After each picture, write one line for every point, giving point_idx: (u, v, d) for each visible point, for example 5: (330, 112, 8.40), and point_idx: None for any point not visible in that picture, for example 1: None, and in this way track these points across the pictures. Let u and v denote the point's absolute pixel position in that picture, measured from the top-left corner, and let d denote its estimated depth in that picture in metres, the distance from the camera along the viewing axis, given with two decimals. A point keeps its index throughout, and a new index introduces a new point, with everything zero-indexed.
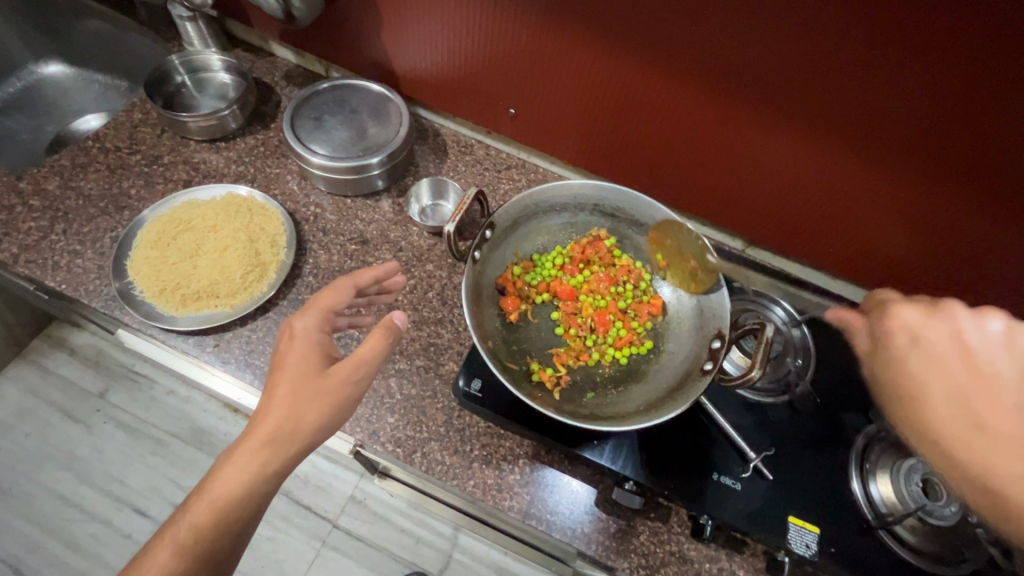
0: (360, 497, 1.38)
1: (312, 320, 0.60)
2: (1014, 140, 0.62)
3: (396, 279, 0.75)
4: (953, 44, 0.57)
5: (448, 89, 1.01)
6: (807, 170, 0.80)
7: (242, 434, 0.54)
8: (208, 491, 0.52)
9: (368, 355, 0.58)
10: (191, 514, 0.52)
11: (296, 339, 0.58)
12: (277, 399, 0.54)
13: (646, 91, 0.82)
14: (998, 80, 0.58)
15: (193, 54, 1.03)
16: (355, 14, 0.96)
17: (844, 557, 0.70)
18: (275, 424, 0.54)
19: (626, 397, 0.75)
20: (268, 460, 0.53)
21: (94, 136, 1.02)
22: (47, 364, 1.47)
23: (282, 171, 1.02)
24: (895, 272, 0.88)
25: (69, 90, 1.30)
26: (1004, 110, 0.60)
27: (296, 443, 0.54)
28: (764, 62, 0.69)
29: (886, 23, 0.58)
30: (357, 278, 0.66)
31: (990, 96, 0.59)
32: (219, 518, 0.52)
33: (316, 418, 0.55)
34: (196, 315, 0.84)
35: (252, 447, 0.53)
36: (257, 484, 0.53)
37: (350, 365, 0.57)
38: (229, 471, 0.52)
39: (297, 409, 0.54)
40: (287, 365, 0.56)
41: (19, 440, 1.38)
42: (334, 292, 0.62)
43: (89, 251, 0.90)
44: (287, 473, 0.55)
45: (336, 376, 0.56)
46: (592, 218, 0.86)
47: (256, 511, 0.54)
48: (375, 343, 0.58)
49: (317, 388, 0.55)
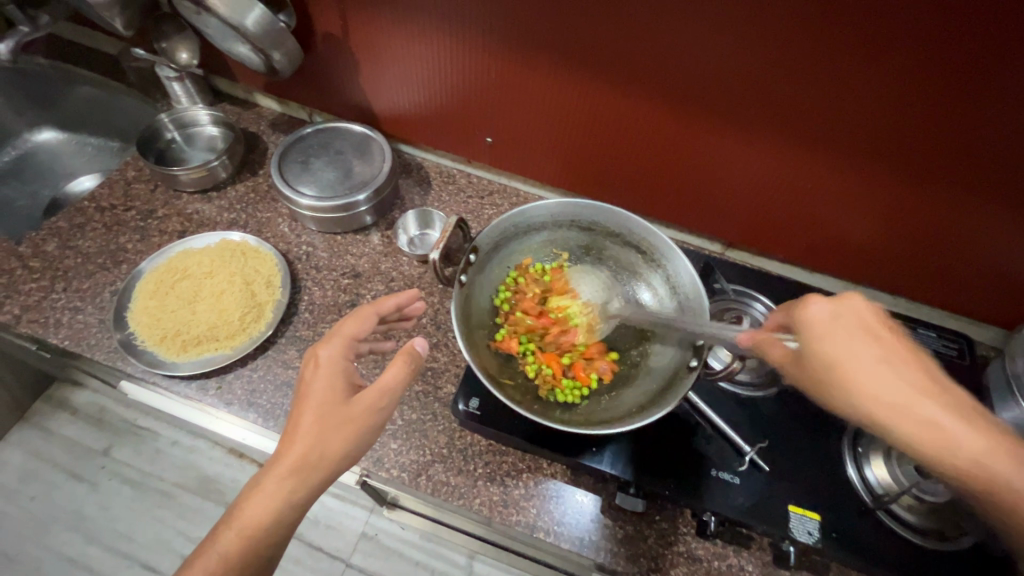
0: (372, 533, 1.38)
1: (336, 349, 0.62)
2: (975, 123, 0.66)
3: (416, 304, 0.76)
4: (916, 32, 0.60)
5: (427, 124, 1.06)
6: (769, 168, 0.84)
7: (269, 462, 0.56)
8: (237, 518, 0.53)
9: (392, 382, 0.60)
10: (220, 543, 0.53)
11: (320, 367, 0.60)
12: (304, 427, 0.56)
13: (609, 107, 0.86)
14: (956, 63, 0.61)
15: (182, 111, 1.08)
16: (333, 59, 1.01)
17: (846, 541, 0.71)
18: (302, 452, 0.55)
19: (619, 403, 0.77)
20: (295, 489, 0.54)
21: (89, 196, 1.06)
22: (50, 425, 1.48)
23: (273, 215, 1.06)
24: (867, 258, 0.92)
25: (63, 155, 1.34)
26: (963, 91, 0.64)
27: (322, 471, 0.56)
28: (713, 70, 0.74)
29: (846, 20, 0.62)
30: (380, 306, 0.68)
31: (953, 80, 0.63)
32: (246, 546, 0.53)
33: (340, 446, 0.56)
34: (198, 359, 0.86)
35: (279, 474, 0.54)
36: (285, 508, 0.54)
37: (374, 393, 0.59)
38: (255, 500, 0.53)
39: (323, 437, 0.56)
40: (312, 394, 0.58)
41: (26, 505, 1.38)
42: (356, 321, 0.65)
43: (90, 306, 0.92)
44: (311, 501, 0.56)
45: (361, 405, 0.58)
46: (570, 234, 0.89)
47: (280, 542, 0.55)
48: (398, 370, 0.60)
49: (342, 416, 0.57)
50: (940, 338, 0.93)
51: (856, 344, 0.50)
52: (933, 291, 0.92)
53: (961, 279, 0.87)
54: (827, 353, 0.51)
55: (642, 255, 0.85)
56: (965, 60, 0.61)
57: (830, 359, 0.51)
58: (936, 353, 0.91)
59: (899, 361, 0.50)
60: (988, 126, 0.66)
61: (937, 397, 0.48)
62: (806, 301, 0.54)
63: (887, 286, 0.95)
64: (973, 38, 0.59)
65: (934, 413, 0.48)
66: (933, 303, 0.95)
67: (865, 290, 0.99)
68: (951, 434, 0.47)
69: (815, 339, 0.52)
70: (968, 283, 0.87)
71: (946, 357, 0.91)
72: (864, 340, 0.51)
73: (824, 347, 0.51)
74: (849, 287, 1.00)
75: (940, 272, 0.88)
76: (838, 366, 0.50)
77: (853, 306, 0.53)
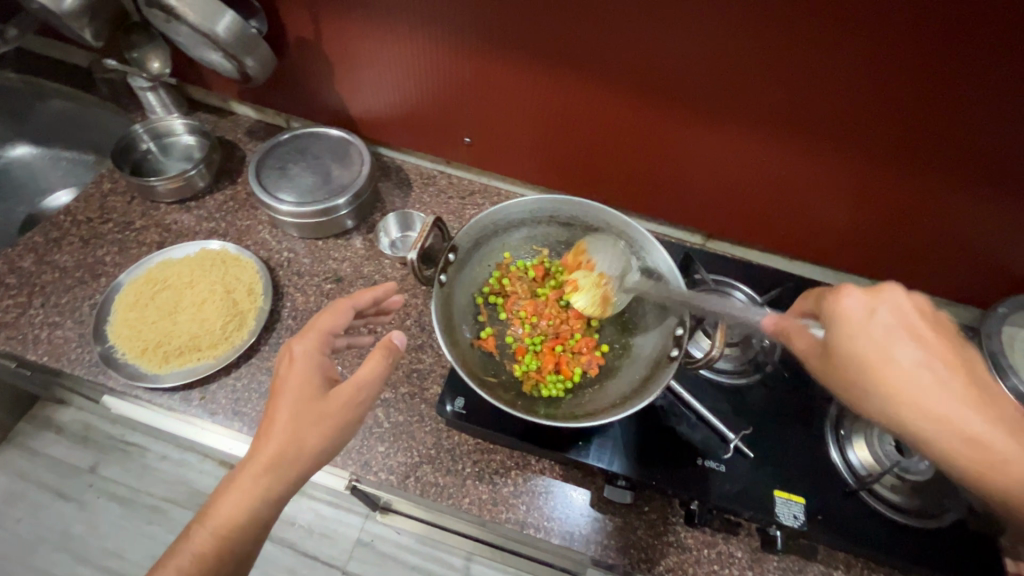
0: (367, 539, 1.37)
1: (311, 343, 0.61)
2: (940, 105, 0.68)
3: (394, 299, 0.77)
4: (884, 15, 0.61)
5: (405, 125, 1.06)
6: (744, 157, 0.85)
7: (244, 459, 0.55)
8: (211, 517, 0.53)
9: (369, 376, 0.60)
10: (194, 541, 0.53)
11: (296, 362, 0.59)
12: (279, 423, 0.56)
13: (584, 102, 0.87)
14: (917, 47, 0.63)
15: (156, 121, 1.07)
16: (307, 64, 1.01)
17: (831, 523, 0.72)
18: (277, 449, 0.55)
19: (602, 395, 0.77)
20: (271, 485, 0.54)
21: (65, 210, 1.05)
22: (35, 445, 1.45)
23: (253, 222, 1.05)
24: (844, 243, 0.93)
25: (37, 170, 1.33)
26: (927, 74, 0.65)
27: (298, 467, 0.56)
28: (684, 61, 0.75)
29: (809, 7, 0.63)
30: (356, 299, 0.68)
31: (916, 63, 0.64)
32: (223, 544, 0.53)
33: (317, 441, 0.56)
34: (180, 370, 0.86)
35: (255, 471, 0.54)
36: (261, 505, 0.54)
37: (351, 388, 0.59)
38: (231, 497, 0.53)
39: (299, 433, 0.56)
40: (287, 389, 0.58)
41: (12, 527, 1.35)
42: (332, 315, 0.64)
43: (68, 321, 0.91)
44: (287, 497, 0.56)
45: (338, 400, 0.58)
46: (550, 230, 0.89)
47: (257, 539, 0.55)
48: (376, 364, 0.61)
49: (318, 412, 0.57)
50: None
51: (890, 340, 0.50)
52: (910, 273, 0.93)
53: (935, 260, 0.89)
54: (857, 348, 0.51)
55: None
56: (926, 43, 0.62)
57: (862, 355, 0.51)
58: None
59: (939, 362, 0.50)
60: (952, 108, 0.67)
61: (977, 405, 0.48)
62: (841, 293, 0.53)
63: (865, 270, 0.97)
64: (932, 21, 0.60)
65: (974, 420, 0.47)
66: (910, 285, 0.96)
67: (843, 275, 1.00)
68: (989, 443, 0.46)
69: (843, 332, 0.52)
70: (943, 264, 0.89)
71: None
72: (900, 337, 0.50)
73: (853, 342, 0.51)
74: (829, 273, 1.01)
75: (915, 254, 0.90)
76: (869, 361, 0.50)
77: (892, 302, 0.52)
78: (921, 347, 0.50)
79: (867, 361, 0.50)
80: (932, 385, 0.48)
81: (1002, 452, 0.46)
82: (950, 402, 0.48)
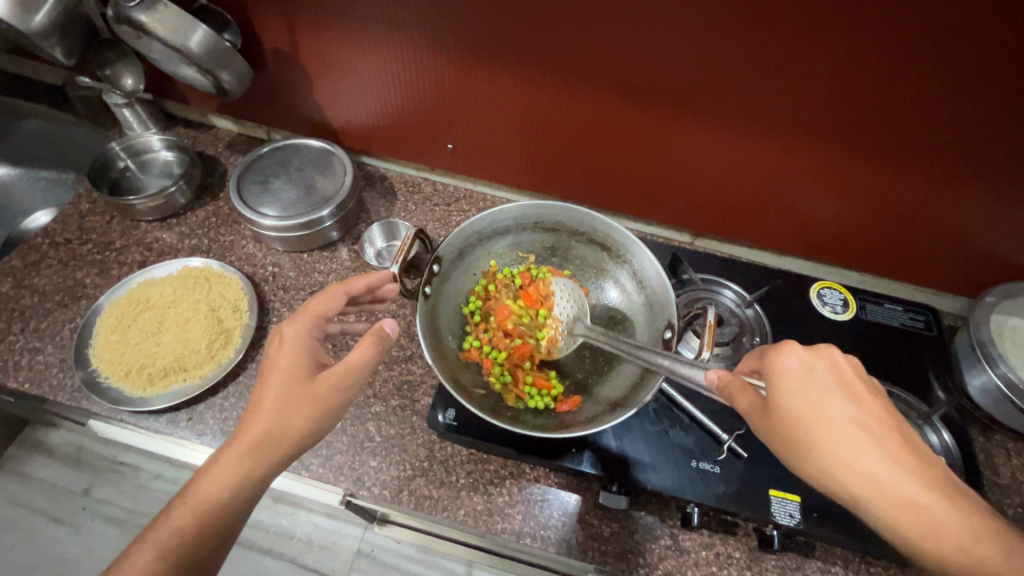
0: (367, 550, 1.36)
1: (302, 326, 0.61)
2: (920, 98, 0.68)
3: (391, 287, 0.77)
4: (864, 12, 0.61)
5: (387, 134, 1.05)
6: (728, 155, 0.85)
7: (231, 437, 0.55)
8: (192, 493, 0.52)
9: (358, 361, 0.59)
10: (174, 517, 0.51)
11: (285, 344, 0.59)
12: (266, 403, 0.55)
13: (566, 105, 0.86)
14: (896, 41, 0.63)
15: (133, 138, 1.05)
16: (285, 76, 0.99)
17: (828, 520, 0.72)
18: (262, 430, 0.54)
19: (592, 402, 0.77)
20: (253, 464, 0.54)
21: (42, 232, 1.03)
22: (25, 470, 1.43)
23: (236, 237, 1.04)
24: (831, 237, 0.93)
25: (15, 191, 1.30)
26: (907, 67, 0.65)
27: (282, 448, 0.55)
28: (664, 61, 0.74)
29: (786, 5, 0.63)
30: (351, 285, 0.67)
31: (894, 57, 0.64)
32: (202, 522, 0.52)
33: (302, 424, 0.56)
34: (166, 392, 0.84)
35: (239, 451, 0.54)
36: (243, 484, 0.53)
37: (340, 372, 0.58)
38: (213, 475, 0.53)
39: (285, 414, 0.55)
40: (276, 369, 0.57)
41: (6, 554, 1.33)
42: (325, 299, 0.64)
43: (49, 346, 0.90)
44: (271, 479, 0.56)
45: (325, 384, 0.57)
46: (535, 236, 0.88)
47: (237, 521, 0.54)
48: (366, 350, 0.60)
49: (305, 394, 0.56)
50: (906, 311, 0.96)
51: (824, 399, 0.51)
52: (898, 265, 0.93)
53: (922, 251, 0.89)
54: (793, 408, 0.51)
55: (607, 252, 0.86)
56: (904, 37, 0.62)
57: (798, 414, 0.51)
58: (903, 325, 0.94)
59: (877, 427, 0.50)
60: (932, 101, 0.67)
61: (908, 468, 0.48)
62: (783, 349, 0.54)
63: (853, 263, 0.97)
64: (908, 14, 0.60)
65: (909, 487, 0.47)
66: (898, 277, 0.96)
67: (832, 269, 1.00)
68: (929, 509, 0.46)
69: (781, 390, 0.52)
70: (930, 255, 0.89)
71: (913, 329, 0.93)
72: (836, 395, 0.51)
73: (790, 403, 0.51)
74: (818, 266, 1.01)
75: (902, 246, 0.90)
76: (805, 422, 0.50)
77: (824, 357, 0.53)
78: (857, 405, 0.51)
79: (801, 423, 0.50)
80: (866, 447, 0.49)
81: (934, 514, 0.46)
82: (883, 465, 0.48)
